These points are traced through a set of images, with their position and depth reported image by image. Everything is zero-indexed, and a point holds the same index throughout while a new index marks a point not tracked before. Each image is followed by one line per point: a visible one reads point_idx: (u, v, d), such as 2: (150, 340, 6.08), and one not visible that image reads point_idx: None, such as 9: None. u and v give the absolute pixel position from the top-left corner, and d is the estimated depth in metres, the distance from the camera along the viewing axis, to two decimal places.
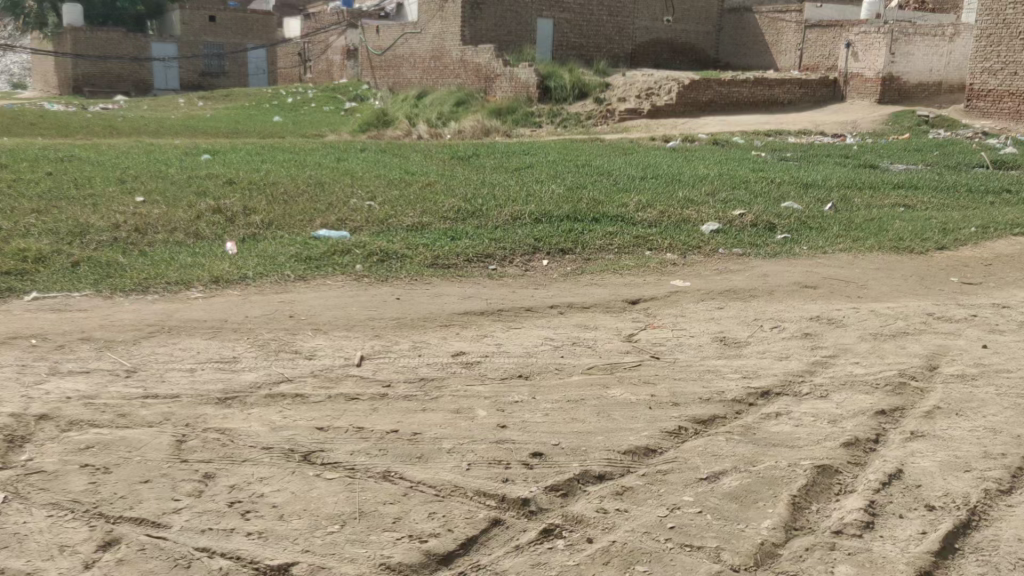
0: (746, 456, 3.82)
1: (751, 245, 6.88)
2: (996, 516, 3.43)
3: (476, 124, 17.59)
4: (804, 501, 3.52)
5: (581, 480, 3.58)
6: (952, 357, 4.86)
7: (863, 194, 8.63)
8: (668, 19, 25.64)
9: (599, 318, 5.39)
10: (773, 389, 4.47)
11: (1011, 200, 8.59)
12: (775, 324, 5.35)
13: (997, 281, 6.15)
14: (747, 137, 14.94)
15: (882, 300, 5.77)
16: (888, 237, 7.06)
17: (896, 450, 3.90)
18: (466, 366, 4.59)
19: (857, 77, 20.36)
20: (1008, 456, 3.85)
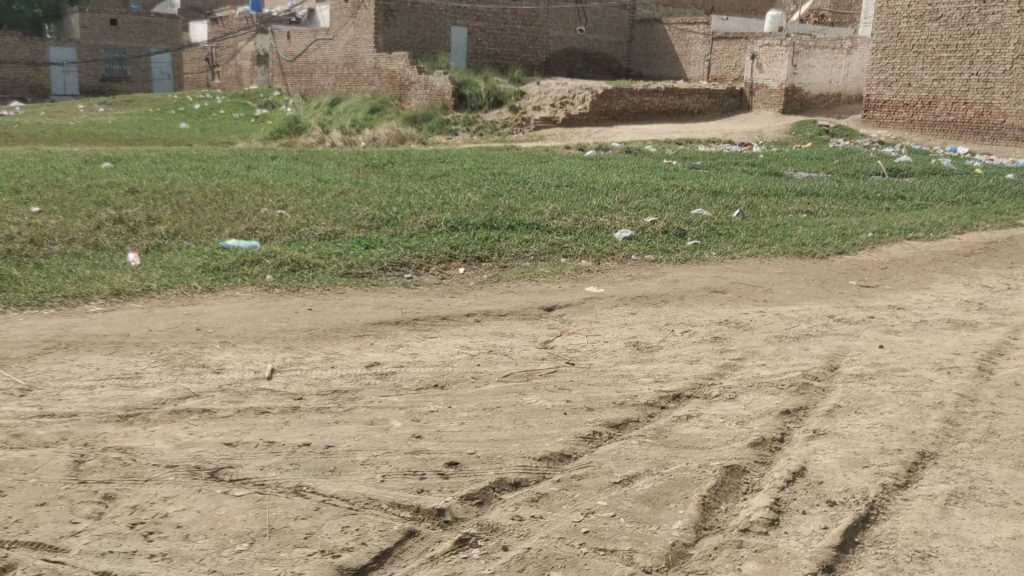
0: (658, 458, 3.90)
1: (662, 251, 7.04)
2: (894, 509, 3.58)
3: (391, 131, 17.47)
4: (713, 501, 3.61)
5: (496, 488, 3.59)
6: (852, 358, 5.08)
7: (769, 201, 8.91)
8: (581, 29, 26.23)
9: (515, 326, 5.42)
10: (683, 392, 4.57)
11: (906, 207, 9.00)
12: (685, 328, 5.48)
13: (891, 284, 6.44)
14: (659, 145, 15.25)
15: (787, 303, 5.97)
16: (792, 242, 7.33)
17: (799, 449, 4.05)
18: (380, 376, 4.55)
19: (762, 88, 21.09)
20: (905, 450, 4.03)
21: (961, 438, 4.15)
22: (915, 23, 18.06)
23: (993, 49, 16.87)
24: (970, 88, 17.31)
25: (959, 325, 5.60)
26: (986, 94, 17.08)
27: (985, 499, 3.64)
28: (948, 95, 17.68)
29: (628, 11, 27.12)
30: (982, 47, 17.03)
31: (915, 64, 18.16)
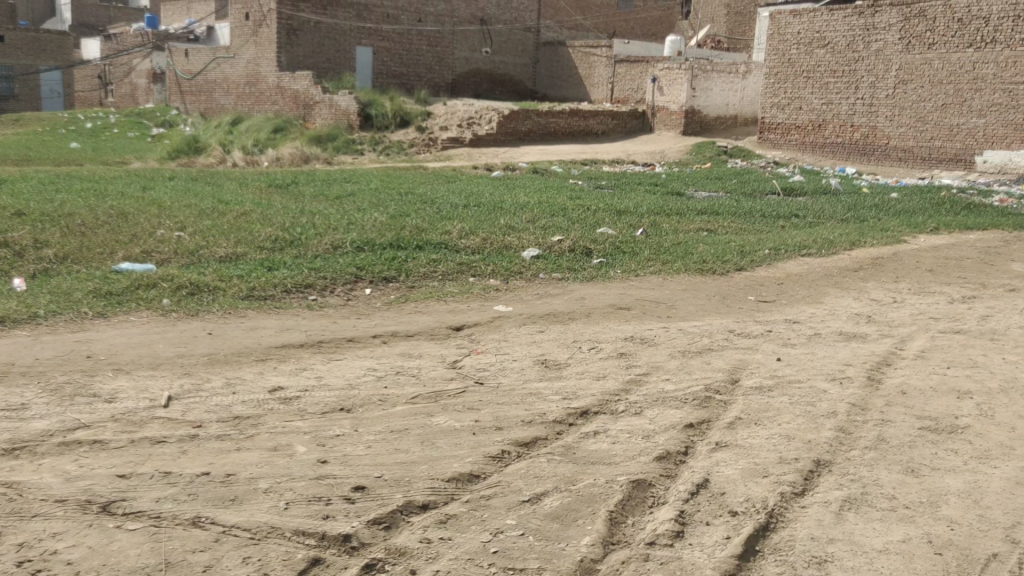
0: (566, 475, 3.93)
1: (569, 270, 7.12)
2: (792, 517, 3.71)
3: (295, 151, 17.19)
4: (620, 516, 3.66)
5: (404, 512, 3.54)
6: (751, 371, 5.24)
7: (671, 220, 9.15)
8: (486, 50, 26.46)
9: (422, 347, 5.39)
10: (590, 409, 4.63)
11: (799, 224, 9.38)
12: (592, 345, 5.56)
13: (787, 298, 6.69)
14: (565, 166, 15.47)
15: (689, 319, 6.13)
16: (694, 260, 7.52)
17: (702, 461, 4.15)
18: (283, 402, 4.44)
19: (663, 110, 21.71)
20: (801, 459, 4.17)
21: (854, 445, 4.34)
22: (805, 50, 18.94)
23: (876, 75, 17.80)
24: (856, 112, 18.21)
25: (851, 337, 5.86)
26: (871, 117, 18.00)
27: (876, 504, 3.80)
28: (836, 118, 18.56)
29: (533, 33, 27.71)
30: (866, 72, 17.96)
31: (806, 89, 19.01)
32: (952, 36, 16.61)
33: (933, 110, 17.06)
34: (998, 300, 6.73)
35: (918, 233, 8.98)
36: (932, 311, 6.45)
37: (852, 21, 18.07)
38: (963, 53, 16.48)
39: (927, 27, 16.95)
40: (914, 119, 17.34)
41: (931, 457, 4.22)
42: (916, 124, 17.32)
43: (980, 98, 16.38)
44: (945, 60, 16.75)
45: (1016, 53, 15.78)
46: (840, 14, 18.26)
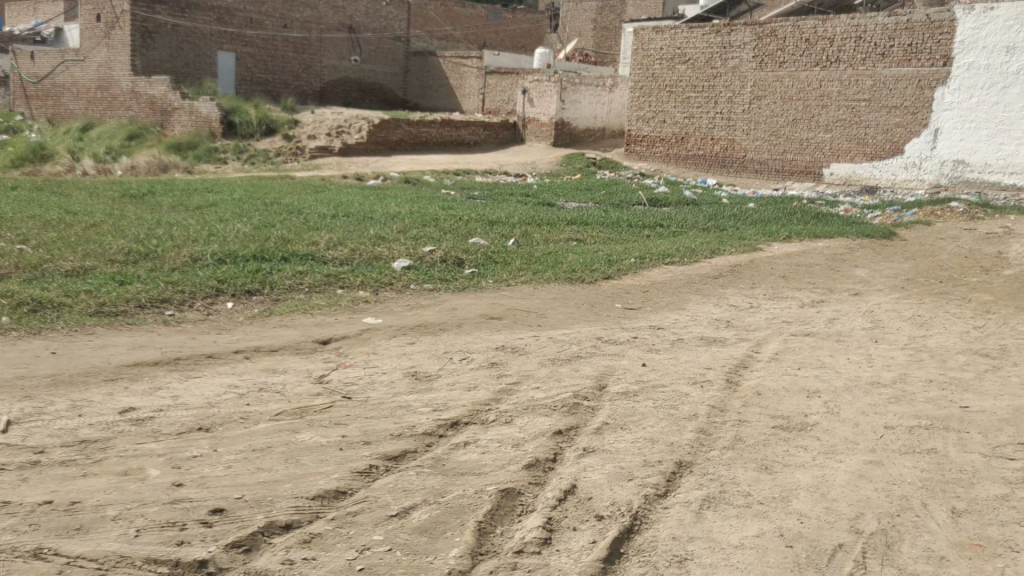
0: (435, 487, 3.90)
1: (441, 280, 7.11)
2: (655, 518, 3.81)
3: (152, 159, 16.47)
4: (489, 526, 3.67)
5: (265, 533, 3.43)
6: (617, 376, 5.38)
7: (542, 230, 9.30)
8: (355, 59, 26.44)
9: (288, 361, 5.25)
10: (461, 419, 4.63)
11: (663, 234, 9.71)
12: (463, 355, 5.57)
13: (652, 305, 6.92)
14: (438, 176, 15.48)
15: (559, 328, 6.22)
16: (563, 268, 7.67)
17: (570, 467, 4.22)
18: (135, 423, 4.22)
19: (533, 121, 22.17)
20: (664, 461, 4.30)
21: (713, 446, 4.51)
22: (667, 65, 19.70)
23: (734, 91, 18.70)
24: (716, 125, 19.08)
25: (711, 341, 6.11)
26: (729, 131, 18.89)
27: (733, 501, 3.97)
28: (698, 131, 19.39)
29: (402, 43, 27.81)
30: (724, 88, 18.85)
31: (669, 103, 19.81)
32: (801, 55, 17.61)
33: (785, 124, 18.05)
34: (844, 304, 7.17)
35: (773, 242, 9.47)
36: (785, 315, 6.81)
37: (710, 39, 18.93)
38: (811, 71, 17.50)
39: (778, 46, 17.91)
40: (769, 133, 18.31)
41: (783, 454, 4.43)
42: (770, 138, 18.29)
43: (826, 113, 17.43)
44: (795, 78, 17.75)
45: (858, 72, 16.88)
46: (699, 31, 19.08)
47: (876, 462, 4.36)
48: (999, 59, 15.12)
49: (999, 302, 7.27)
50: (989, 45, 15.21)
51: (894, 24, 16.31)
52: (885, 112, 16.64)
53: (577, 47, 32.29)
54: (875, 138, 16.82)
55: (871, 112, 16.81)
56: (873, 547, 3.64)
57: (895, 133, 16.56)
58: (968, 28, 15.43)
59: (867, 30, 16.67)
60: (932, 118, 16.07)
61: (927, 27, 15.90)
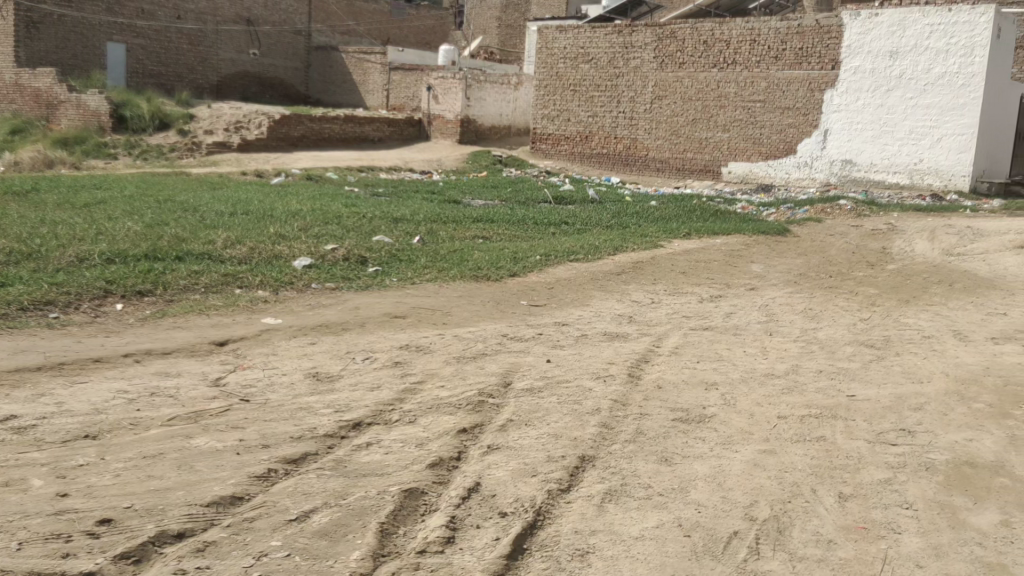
0: (336, 490, 3.84)
1: (344, 279, 7.00)
2: (558, 513, 3.84)
3: (35, 154, 15.63)
4: (392, 527, 3.62)
5: (157, 542, 3.31)
6: (522, 373, 5.41)
7: (447, 228, 9.24)
8: (254, 52, 25.82)
9: (182, 364, 5.07)
10: (364, 420, 4.56)
11: (568, 231, 9.82)
12: (366, 355, 5.49)
13: (558, 302, 6.98)
14: (342, 173, 15.24)
15: (464, 326, 6.20)
16: (469, 266, 7.66)
17: (474, 465, 4.21)
18: (16, 432, 4.00)
19: (438, 118, 22.06)
20: (567, 456, 4.35)
21: (615, 439, 4.58)
22: (571, 64, 19.95)
23: (636, 91, 19.07)
24: (619, 124, 19.42)
25: (614, 337, 6.21)
26: (632, 130, 19.26)
27: (634, 494, 4.04)
28: (601, 130, 19.71)
29: (303, 37, 27.32)
30: (626, 88, 19.22)
31: (573, 102, 20.08)
32: (700, 56, 18.09)
33: (685, 124, 18.50)
34: (740, 298, 7.41)
35: (673, 239, 9.70)
36: (685, 310, 6.98)
37: (612, 39, 19.26)
38: (709, 73, 17.99)
39: (678, 47, 18.34)
40: (670, 132, 18.75)
41: (682, 446, 4.54)
42: (671, 137, 18.74)
43: (724, 114, 17.94)
44: (694, 79, 18.21)
45: (754, 74, 17.43)
46: (601, 31, 19.39)
47: (770, 451, 4.51)
48: (883, 63, 15.94)
49: (883, 295, 7.64)
50: (874, 50, 16.01)
51: (786, 28, 16.93)
52: (779, 113, 17.26)
53: (483, 46, 32.37)
54: (769, 138, 17.42)
55: (766, 113, 17.39)
56: (766, 533, 3.76)
57: (789, 133, 17.19)
58: (854, 33, 16.19)
59: (761, 34, 17.25)
60: (822, 119, 16.77)
61: (817, 32, 16.58)
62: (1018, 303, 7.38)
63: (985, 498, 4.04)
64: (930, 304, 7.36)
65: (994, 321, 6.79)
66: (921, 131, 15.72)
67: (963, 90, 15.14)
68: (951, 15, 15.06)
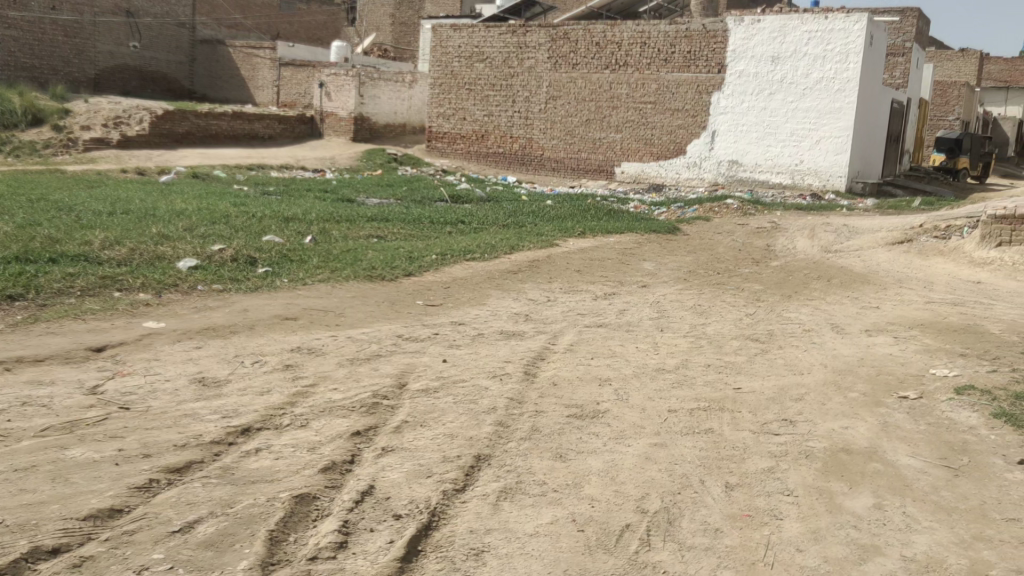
0: (223, 498, 3.71)
1: (231, 280, 6.79)
2: (453, 513, 3.82)
3: None
4: (281, 534, 3.51)
5: (28, 559, 3.12)
6: (418, 374, 5.36)
7: (341, 228, 9.07)
8: (134, 45, 24.81)
9: (56, 372, 4.81)
10: (252, 426, 4.42)
11: (465, 230, 9.80)
12: (255, 358, 5.34)
13: (453, 301, 6.96)
14: (229, 171, 14.73)
15: (357, 326, 6.11)
16: (363, 267, 7.54)
17: (368, 467, 4.15)
18: None
19: (331, 116, 21.72)
20: (463, 456, 4.33)
21: (510, 438, 4.59)
22: (466, 63, 19.95)
23: (530, 91, 19.24)
24: (514, 124, 19.55)
25: (510, 335, 6.24)
26: (527, 130, 19.41)
27: (529, 491, 4.06)
28: (497, 129, 19.78)
29: (187, 30, 26.30)
30: (521, 88, 19.35)
31: (469, 101, 20.07)
32: (592, 58, 18.38)
33: (579, 124, 18.77)
34: (633, 296, 7.56)
35: (568, 237, 9.82)
36: (580, 307, 7.08)
37: (506, 39, 19.38)
38: (601, 74, 18.31)
39: (570, 48, 18.60)
40: (565, 132, 18.99)
41: (576, 442, 4.59)
42: (566, 137, 18.98)
43: (616, 115, 18.28)
44: (587, 80, 18.49)
45: (644, 76, 17.82)
46: (496, 31, 19.47)
47: (660, 444, 4.62)
48: (766, 68, 16.61)
49: (767, 291, 7.94)
50: (756, 55, 16.67)
51: (675, 32, 17.38)
52: (668, 114, 17.74)
53: (376, 43, 32.05)
54: (660, 138, 17.88)
55: (657, 114, 17.83)
56: (656, 525, 3.83)
57: (678, 135, 17.68)
58: (738, 38, 16.80)
59: (651, 36, 17.66)
60: (709, 120, 17.32)
61: (704, 36, 17.11)
62: (890, 297, 7.82)
63: (860, 482, 4.23)
64: (811, 298, 7.71)
65: (868, 314, 7.16)
66: (801, 133, 16.49)
67: (839, 95, 15.93)
68: (827, 23, 15.85)
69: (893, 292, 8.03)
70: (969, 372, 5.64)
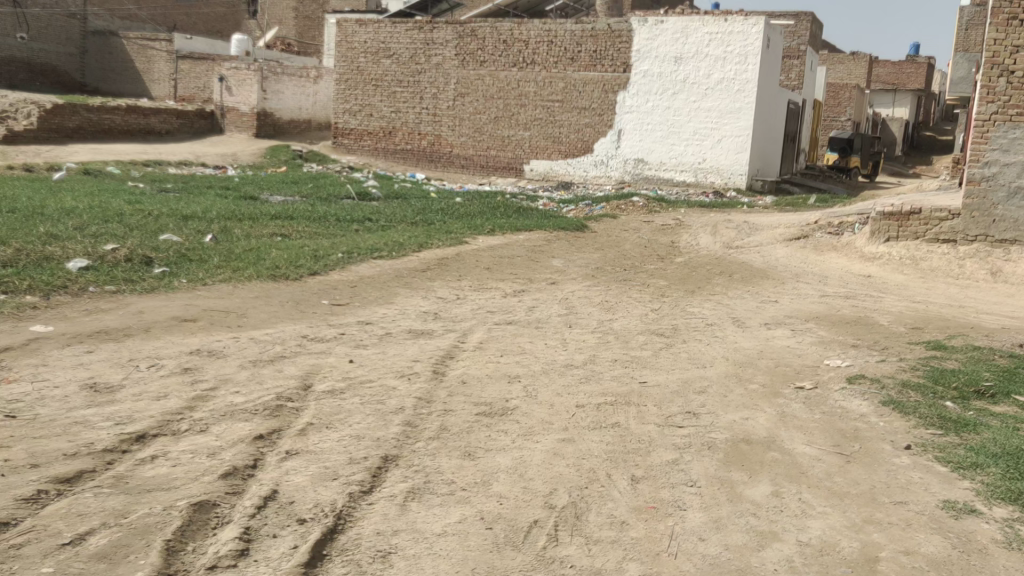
0: (117, 509, 3.55)
1: (126, 281, 6.51)
2: (360, 516, 3.76)
3: None
4: (179, 543, 3.38)
5: None
6: (324, 374, 5.25)
7: (243, 225, 8.85)
8: (22, 36, 23.52)
9: None
10: (148, 432, 4.25)
11: (372, 228, 9.68)
12: (151, 362, 5.13)
13: (360, 301, 6.85)
14: (124, 167, 14.19)
15: (260, 327, 5.96)
16: (266, 266, 7.35)
17: (272, 472, 4.04)
18: None
19: (232, 111, 21.15)
20: (370, 457, 4.27)
21: (419, 437, 4.55)
22: (372, 59, 19.73)
23: (438, 87, 19.14)
24: (422, 121, 19.44)
25: (419, 334, 6.18)
26: (436, 126, 19.33)
27: (437, 491, 4.02)
28: (404, 125, 19.63)
29: (78, 20, 25.21)
30: (428, 84, 19.24)
31: (375, 97, 19.84)
32: (499, 55, 18.41)
33: (488, 122, 18.78)
34: (542, 293, 7.60)
35: (477, 234, 9.82)
36: (489, 305, 7.07)
37: (413, 35, 19.24)
38: (509, 72, 18.35)
39: (478, 45, 18.58)
40: (473, 130, 18.96)
41: (484, 440, 4.58)
42: (474, 135, 18.96)
43: (524, 112, 18.37)
44: (495, 77, 18.51)
45: (551, 74, 17.95)
46: (402, 27, 19.32)
47: (568, 439, 4.65)
48: (669, 68, 16.99)
49: (672, 286, 8.12)
50: (660, 55, 17.02)
51: (580, 31, 17.57)
52: (575, 112, 17.93)
53: (280, 37, 31.38)
54: (568, 137, 18.05)
55: (564, 112, 17.99)
56: (564, 520, 3.85)
57: (586, 133, 17.90)
58: (642, 38, 17.12)
59: (557, 35, 17.79)
60: (616, 119, 17.59)
61: (609, 36, 17.36)
62: (788, 291, 8.10)
63: (759, 472, 4.35)
64: (713, 294, 7.91)
65: (767, 308, 7.41)
66: (704, 132, 16.95)
67: (739, 95, 16.48)
68: (727, 25, 16.37)
69: (792, 286, 8.32)
70: (861, 362, 5.89)
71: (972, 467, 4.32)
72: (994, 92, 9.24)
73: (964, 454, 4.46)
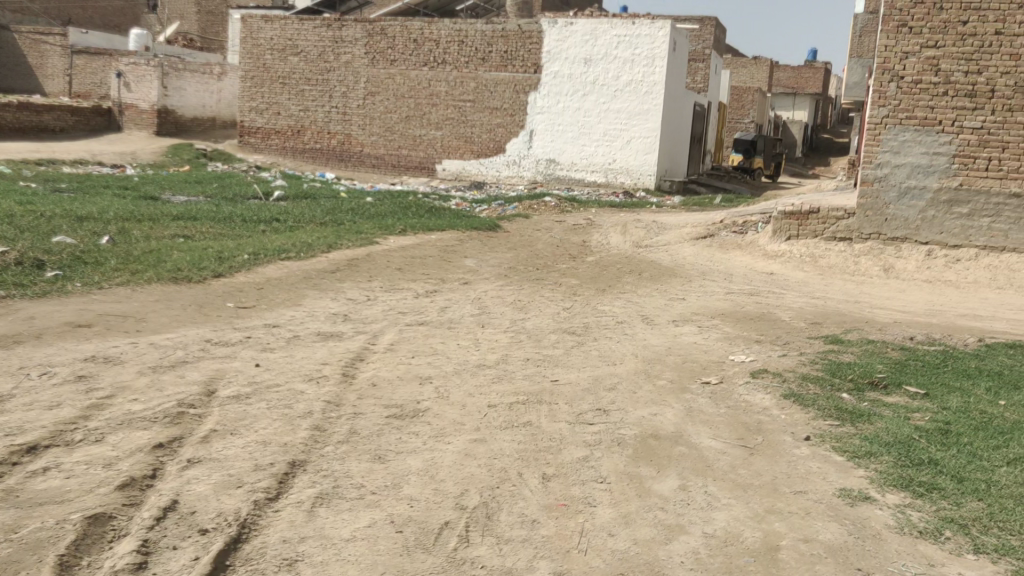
0: (4, 526, 3.36)
1: (14, 286, 6.18)
2: (265, 523, 3.65)
3: None
4: (73, 558, 3.22)
5: None
6: (228, 380, 5.09)
7: (142, 226, 8.54)
8: None
9: None
10: (40, 443, 4.04)
11: (280, 228, 9.47)
12: (43, 370, 4.89)
13: (267, 303, 6.69)
14: (15, 166, 13.50)
15: (161, 332, 5.75)
16: (166, 268, 7.11)
17: (172, 481, 3.89)
18: None
19: (131, 108, 20.38)
20: (276, 463, 4.16)
21: (327, 441, 4.46)
22: (279, 56, 19.33)
23: (348, 86, 18.88)
24: (332, 120, 19.15)
25: (328, 336, 6.07)
26: (346, 126, 19.06)
27: (345, 495, 3.95)
28: (313, 124, 19.31)
29: None
30: (337, 83, 18.96)
31: (282, 95, 19.44)
32: (409, 54, 18.28)
33: (399, 121, 18.63)
34: (454, 293, 7.57)
35: (388, 234, 9.73)
36: (400, 306, 7.00)
37: (322, 32, 18.93)
38: (420, 71, 18.24)
39: (388, 44, 18.40)
40: (384, 129, 18.78)
41: (395, 443, 4.52)
42: (385, 134, 18.78)
43: (435, 112, 18.29)
44: (406, 77, 18.37)
45: (462, 75, 17.91)
46: (309, 24, 19.00)
47: (480, 439, 4.64)
48: (579, 69, 17.21)
49: (582, 285, 8.20)
50: (570, 56, 17.21)
51: (491, 32, 17.59)
52: (487, 113, 17.94)
53: (181, 32, 30.40)
54: (480, 137, 18.04)
55: (476, 112, 17.97)
56: (475, 521, 3.83)
57: (498, 133, 17.93)
58: (552, 39, 17.27)
59: (468, 35, 17.76)
60: (528, 119, 17.69)
61: (519, 36, 17.43)
62: (695, 288, 8.28)
63: (667, 466, 4.42)
64: (623, 292, 8.02)
65: (675, 305, 7.56)
66: (614, 133, 17.25)
67: (648, 97, 16.86)
68: (634, 28, 16.73)
69: (698, 283, 8.52)
70: (763, 357, 6.07)
71: (867, 455, 4.50)
72: (885, 95, 9.65)
73: (859, 443, 4.64)
